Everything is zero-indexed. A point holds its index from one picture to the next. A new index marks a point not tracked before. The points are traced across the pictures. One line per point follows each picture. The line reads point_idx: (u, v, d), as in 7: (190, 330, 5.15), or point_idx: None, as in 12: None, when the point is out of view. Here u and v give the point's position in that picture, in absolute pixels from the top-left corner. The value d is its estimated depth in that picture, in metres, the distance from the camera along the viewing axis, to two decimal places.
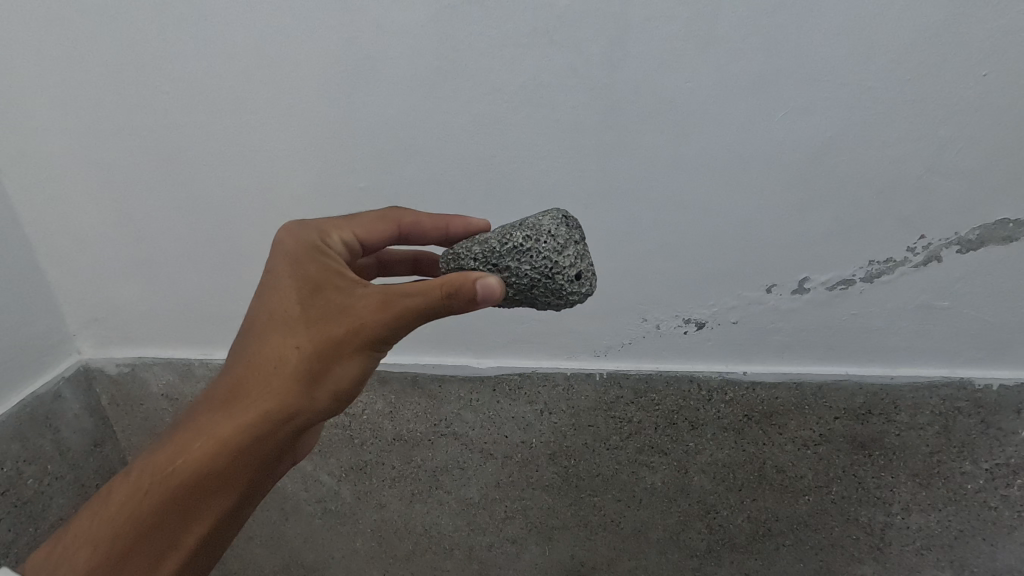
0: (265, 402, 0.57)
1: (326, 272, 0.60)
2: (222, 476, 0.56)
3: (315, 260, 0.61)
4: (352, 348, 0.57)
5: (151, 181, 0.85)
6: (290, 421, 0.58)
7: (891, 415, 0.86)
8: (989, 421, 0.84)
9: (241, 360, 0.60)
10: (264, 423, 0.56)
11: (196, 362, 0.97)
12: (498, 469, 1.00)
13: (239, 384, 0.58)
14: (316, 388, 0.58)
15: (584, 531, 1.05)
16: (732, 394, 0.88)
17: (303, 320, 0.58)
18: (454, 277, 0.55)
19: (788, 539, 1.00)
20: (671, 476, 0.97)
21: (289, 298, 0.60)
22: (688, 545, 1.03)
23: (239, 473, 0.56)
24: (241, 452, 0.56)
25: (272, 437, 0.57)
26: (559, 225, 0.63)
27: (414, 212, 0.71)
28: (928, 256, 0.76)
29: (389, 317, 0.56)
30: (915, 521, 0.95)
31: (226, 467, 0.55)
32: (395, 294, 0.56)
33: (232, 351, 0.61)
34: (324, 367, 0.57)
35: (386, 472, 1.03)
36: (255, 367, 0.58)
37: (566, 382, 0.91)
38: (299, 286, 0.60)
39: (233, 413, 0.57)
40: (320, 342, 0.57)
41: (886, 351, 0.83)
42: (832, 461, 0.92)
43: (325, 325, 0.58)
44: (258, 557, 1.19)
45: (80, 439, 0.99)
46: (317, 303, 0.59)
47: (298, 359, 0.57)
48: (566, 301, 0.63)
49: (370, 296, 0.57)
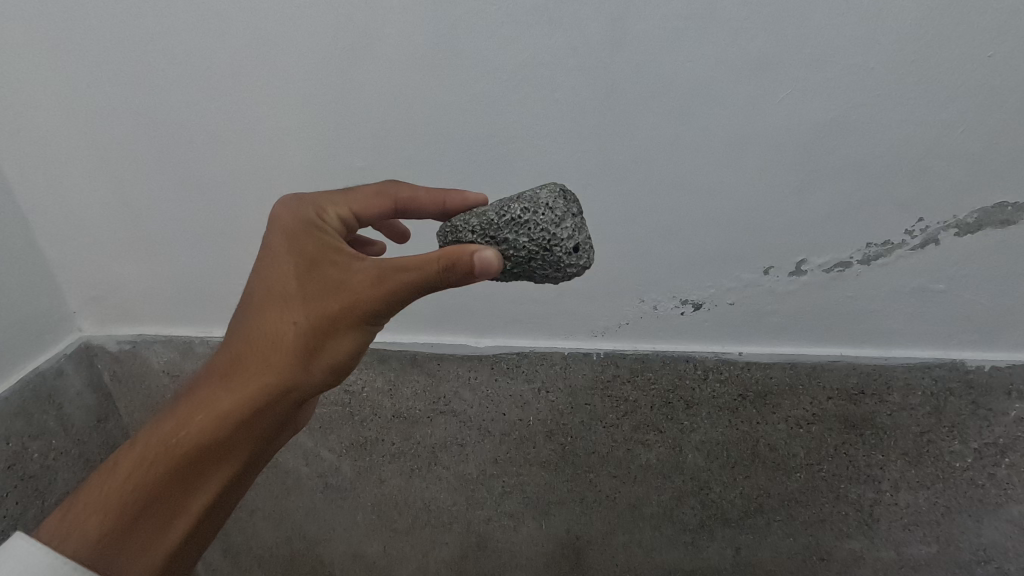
0: (266, 374, 0.57)
1: (323, 248, 0.60)
2: (225, 446, 0.56)
3: (311, 236, 0.62)
4: (350, 321, 0.58)
5: (149, 160, 0.85)
6: (290, 392, 0.58)
7: (883, 395, 0.88)
8: (979, 402, 0.86)
9: (240, 334, 0.60)
10: (265, 393, 0.57)
11: (196, 340, 0.98)
12: (496, 446, 1.02)
13: (239, 357, 0.59)
14: (316, 361, 0.59)
15: (579, 506, 1.07)
16: (727, 373, 0.89)
17: (301, 295, 0.59)
18: (453, 249, 0.56)
19: (779, 515, 1.03)
20: (666, 453, 0.98)
21: (287, 274, 0.60)
22: (680, 520, 1.06)
23: (240, 443, 0.57)
24: (243, 422, 0.57)
25: (273, 408, 0.58)
26: (557, 198, 0.62)
27: (410, 187, 0.70)
28: (926, 239, 0.76)
29: (386, 291, 0.57)
30: (903, 499, 0.97)
31: (229, 436, 0.56)
32: (392, 268, 0.57)
33: (230, 325, 0.61)
34: (324, 339, 0.58)
35: (386, 448, 1.05)
36: (254, 341, 0.59)
37: (564, 362, 0.91)
38: (296, 262, 0.61)
39: (234, 385, 0.57)
40: (320, 315, 0.58)
41: (880, 333, 0.84)
42: (824, 440, 0.93)
43: (324, 299, 0.58)
44: (261, 530, 1.21)
45: (84, 415, 1.00)
46: (314, 278, 0.59)
47: (298, 332, 0.58)
48: (564, 274, 0.62)
49: (368, 270, 0.58)
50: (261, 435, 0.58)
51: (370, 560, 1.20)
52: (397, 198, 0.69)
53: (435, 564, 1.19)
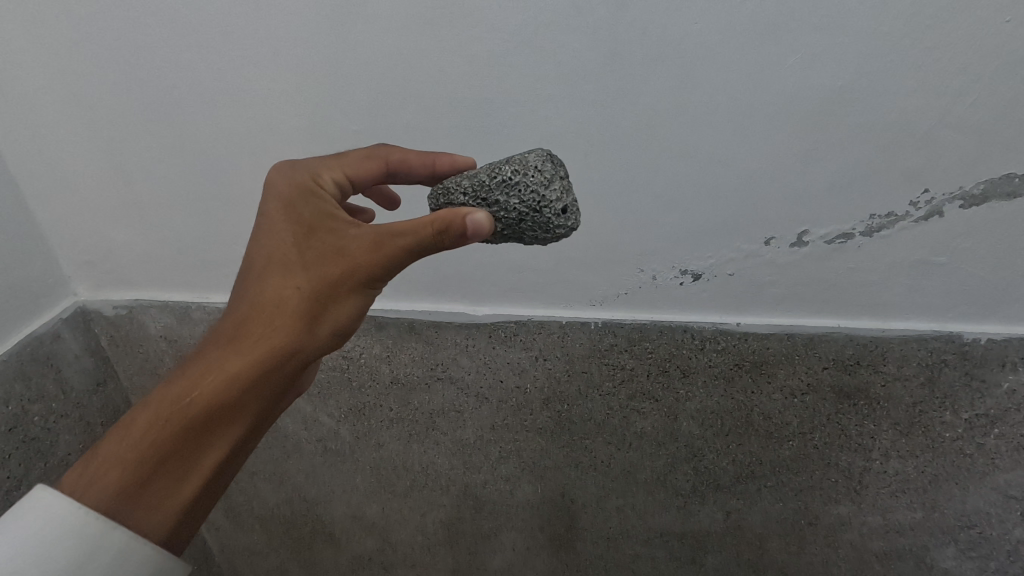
0: (272, 338, 0.56)
1: (319, 216, 0.60)
2: (234, 410, 0.55)
3: (307, 203, 0.61)
4: (352, 286, 0.58)
5: (138, 121, 0.83)
6: (295, 355, 0.57)
7: (878, 366, 0.88)
8: (973, 373, 0.86)
9: (242, 299, 0.59)
10: (271, 355, 0.56)
11: (192, 306, 0.97)
12: (493, 412, 1.03)
13: (244, 321, 0.57)
14: (320, 325, 0.58)
15: (575, 472, 1.09)
16: (725, 343, 0.89)
17: (302, 259, 0.58)
18: (446, 212, 0.55)
19: (769, 482, 1.05)
20: (660, 421, 1.00)
21: (287, 239, 0.59)
22: (673, 486, 1.08)
23: (249, 405, 0.55)
24: (250, 384, 0.55)
25: (280, 371, 0.56)
26: (546, 160, 0.61)
27: (401, 151, 0.69)
28: (929, 211, 0.75)
29: (384, 256, 0.57)
30: (892, 467, 1.00)
31: (237, 397, 0.55)
32: (390, 233, 0.56)
33: (230, 291, 0.60)
34: (327, 303, 0.58)
35: (384, 413, 1.06)
36: (258, 306, 0.57)
37: (562, 330, 0.91)
38: (295, 228, 0.60)
39: (240, 348, 0.56)
40: (323, 279, 0.57)
41: (879, 305, 0.84)
42: (817, 409, 0.94)
43: (325, 265, 0.58)
44: (262, 491, 1.24)
45: (83, 379, 1.00)
46: (313, 245, 0.59)
47: (302, 297, 0.57)
48: (553, 237, 0.61)
49: (365, 236, 0.58)
50: (268, 399, 0.57)
51: (369, 521, 1.25)
52: (388, 161, 0.68)
53: (433, 525, 1.24)
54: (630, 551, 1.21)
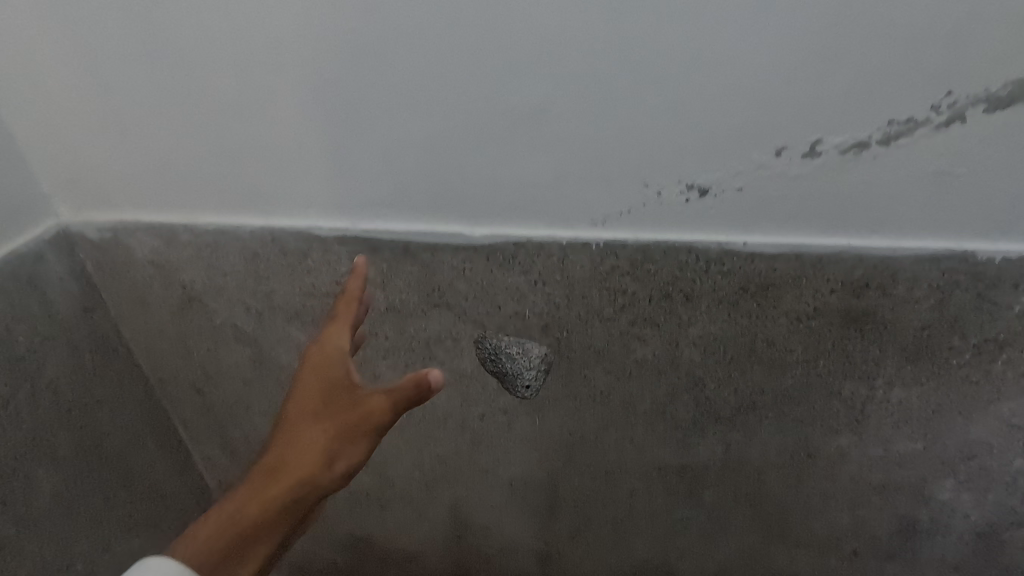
0: (304, 458, 0.76)
1: (334, 374, 0.79)
2: (280, 508, 0.75)
3: (325, 378, 0.80)
4: (361, 432, 0.76)
5: (113, 22, 0.77)
6: (314, 489, 0.76)
7: (887, 289, 0.85)
8: (985, 296, 0.84)
9: (276, 450, 0.77)
10: (303, 479, 0.75)
11: (179, 228, 0.94)
12: (490, 341, 1.00)
13: (280, 465, 0.76)
14: (334, 463, 0.75)
15: (575, 404, 1.08)
16: (731, 265, 0.86)
17: (322, 418, 0.77)
18: (416, 372, 0.73)
19: (770, 412, 1.04)
20: (661, 349, 0.98)
21: (313, 398, 0.79)
22: (673, 417, 1.07)
23: (291, 510, 0.76)
24: (294, 490, 0.75)
25: (310, 489, 0.75)
26: None
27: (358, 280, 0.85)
28: (951, 116, 0.71)
29: (385, 406, 0.75)
30: (896, 396, 0.99)
31: (282, 512, 0.75)
32: (386, 390, 0.76)
33: (268, 436, 0.80)
34: (340, 445, 0.76)
35: (381, 342, 1.04)
36: (291, 449, 0.76)
37: (562, 252, 0.88)
38: (317, 390, 0.79)
39: (280, 480, 0.75)
40: (338, 431, 0.76)
41: (893, 222, 0.80)
42: (823, 336, 0.92)
43: (339, 411, 0.77)
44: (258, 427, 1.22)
45: (70, 302, 0.98)
46: (331, 403, 0.78)
47: (323, 445, 0.76)
48: None
49: (370, 398, 0.76)
50: (305, 506, 0.77)
51: (366, 456, 1.24)
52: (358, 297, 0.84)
53: (431, 461, 1.23)
54: (627, 485, 1.21)
